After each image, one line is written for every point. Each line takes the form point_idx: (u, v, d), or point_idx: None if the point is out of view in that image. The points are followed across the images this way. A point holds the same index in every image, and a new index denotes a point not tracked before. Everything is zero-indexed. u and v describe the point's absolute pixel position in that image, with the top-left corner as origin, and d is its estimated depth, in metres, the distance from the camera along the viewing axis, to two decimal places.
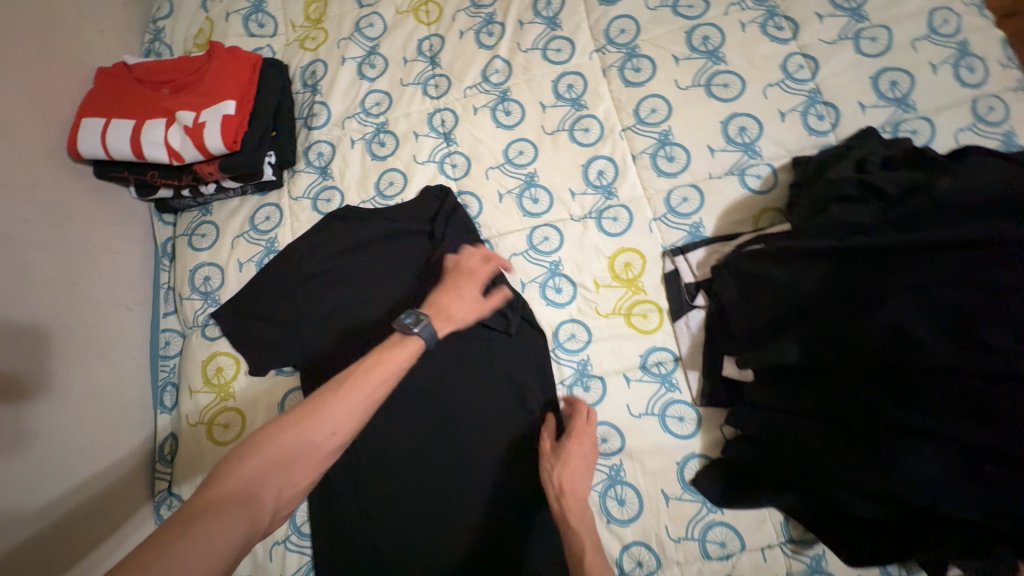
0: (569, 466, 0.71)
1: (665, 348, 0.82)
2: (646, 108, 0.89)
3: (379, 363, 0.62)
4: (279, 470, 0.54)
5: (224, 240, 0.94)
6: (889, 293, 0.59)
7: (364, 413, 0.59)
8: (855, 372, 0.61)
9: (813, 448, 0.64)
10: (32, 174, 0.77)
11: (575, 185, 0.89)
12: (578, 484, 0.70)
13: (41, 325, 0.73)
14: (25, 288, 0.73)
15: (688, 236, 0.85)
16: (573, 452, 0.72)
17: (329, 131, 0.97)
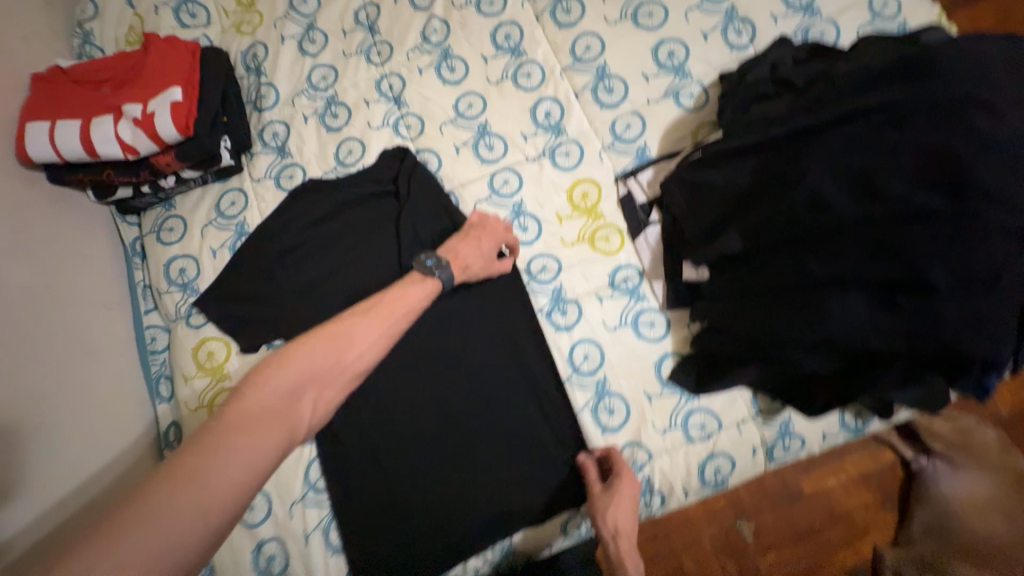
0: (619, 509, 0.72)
1: (629, 265, 0.89)
2: (581, 47, 0.94)
3: (400, 297, 0.70)
4: (312, 385, 0.58)
5: (192, 231, 0.95)
6: (805, 167, 0.67)
7: (390, 340, 0.66)
8: (787, 243, 0.69)
9: (764, 318, 0.72)
10: None
11: (526, 129, 0.94)
12: (630, 521, 0.72)
13: (25, 325, 0.75)
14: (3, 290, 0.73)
15: (635, 160, 0.92)
16: (620, 495, 0.73)
17: (280, 110, 0.98)
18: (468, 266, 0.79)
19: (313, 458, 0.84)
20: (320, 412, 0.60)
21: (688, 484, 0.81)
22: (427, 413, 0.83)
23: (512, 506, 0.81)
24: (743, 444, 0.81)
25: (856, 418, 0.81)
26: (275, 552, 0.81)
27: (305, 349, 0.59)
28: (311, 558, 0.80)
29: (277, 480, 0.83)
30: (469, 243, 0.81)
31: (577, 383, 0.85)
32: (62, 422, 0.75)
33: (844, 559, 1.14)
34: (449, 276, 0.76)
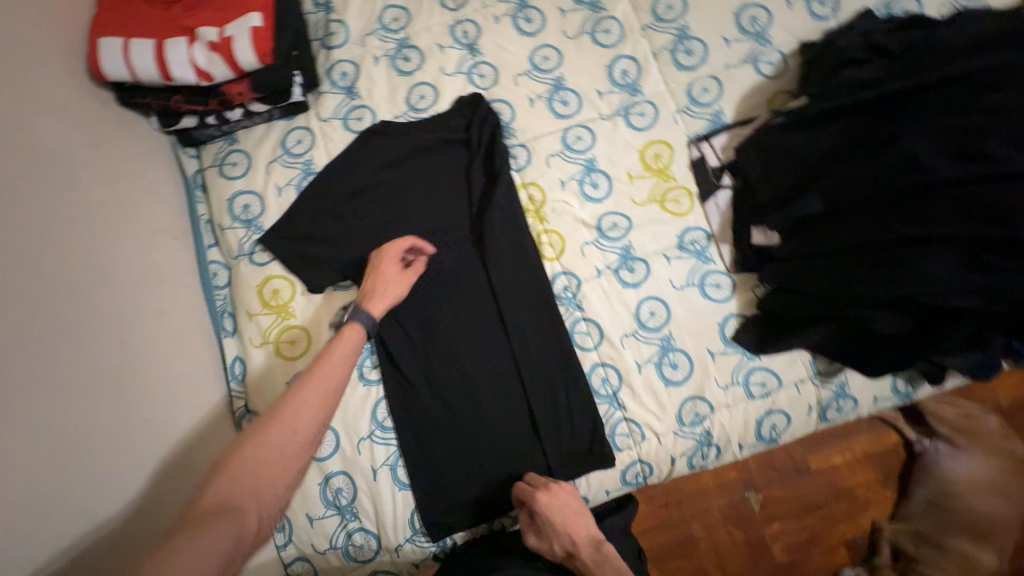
0: (565, 527, 0.71)
1: (698, 228, 0.91)
2: (663, 6, 0.94)
3: (322, 364, 0.67)
4: (253, 478, 0.56)
5: (257, 166, 0.93)
6: (905, 128, 0.69)
7: (323, 407, 0.64)
8: (871, 204, 0.72)
9: (841, 276, 0.74)
10: (56, 94, 0.74)
11: (602, 85, 0.94)
12: (571, 522, 0.72)
13: (96, 246, 0.73)
14: (70, 208, 0.71)
15: (710, 123, 0.92)
16: (554, 513, 0.72)
17: (350, 50, 0.96)
18: (377, 292, 0.79)
19: (380, 398, 0.86)
20: (272, 502, 0.57)
21: (745, 438, 0.85)
22: (496, 360, 0.86)
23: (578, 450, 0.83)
24: (800, 403, 0.85)
25: (907, 384, 0.86)
26: (343, 485, 0.83)
27: (238, 454, 0.57)
28: (378, 493, 0.82)
29: (344, 417, 0.85)
30: (382, 283, 0.80)
31: (643, 338, 0.87)
32: (139, 344, 0.74)
33: (844, 531, 1.20)
34: (365, 314, 0.75)
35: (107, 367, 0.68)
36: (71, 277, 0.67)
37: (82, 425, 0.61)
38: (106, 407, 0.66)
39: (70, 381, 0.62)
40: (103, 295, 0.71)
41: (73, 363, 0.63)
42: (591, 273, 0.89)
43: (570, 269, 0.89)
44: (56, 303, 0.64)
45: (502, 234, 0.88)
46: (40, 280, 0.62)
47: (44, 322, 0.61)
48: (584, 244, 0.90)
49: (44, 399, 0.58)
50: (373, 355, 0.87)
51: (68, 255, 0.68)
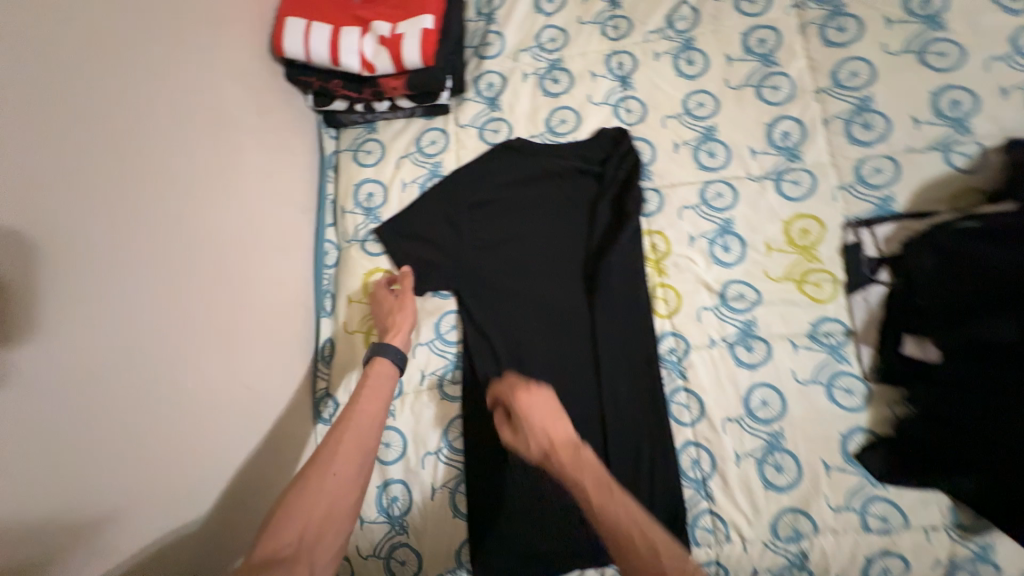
0: (534, 438, 0.64)
1: (837, 320, 0.80)
2: (845, 72, 0.85)
3: (358, 412, 0.66)
4: (307, 534, 0.56)
5: (388, 158, 0.95)
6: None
7: (364, 453, 0.63)
8: None
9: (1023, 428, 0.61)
10: (231, 63, 0.80)
11: (756, 143, 0.87)
12: (553, 427, 0.63)
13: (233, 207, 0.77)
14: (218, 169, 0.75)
15: (875, 208, 0.82)
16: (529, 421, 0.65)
17: (501, 62, 0.96)
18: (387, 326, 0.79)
19: (454, 416, 0.83)
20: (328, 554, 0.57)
21: None
22: (582, 409, 0.80)
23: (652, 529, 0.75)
24: (928, 553, 0.71)
25: None
26: (399, 495, 0.81)
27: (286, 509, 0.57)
28: (432, 512, 0.79)
29: (416, 426, 0.83)
30: (386, 316, 0.80)
31: (748, 428, 0.77)
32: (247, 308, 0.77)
33: None
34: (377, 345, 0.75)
35: (217, 327, 0.71)
36: (207, 238, 0.71)
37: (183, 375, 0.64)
38: (211, 367, 0.69)
39: (186, 336, 0.65)
40: (231, 259, 0.75)
41: (188, 317, 0.66)
42: (702, 341, 0.82)
43: (680, 332, 0.82)
44: (187, 257, 0.67)
45: (616, 279, 0.82)
46: (179, 237, 0.67)
47: (175, 277, 0.65)
48: (702, 308, 0.83)
49: (160, 350, 0.62)
50: (456, 370, 0.85)
51: (210, 217, 0.72)
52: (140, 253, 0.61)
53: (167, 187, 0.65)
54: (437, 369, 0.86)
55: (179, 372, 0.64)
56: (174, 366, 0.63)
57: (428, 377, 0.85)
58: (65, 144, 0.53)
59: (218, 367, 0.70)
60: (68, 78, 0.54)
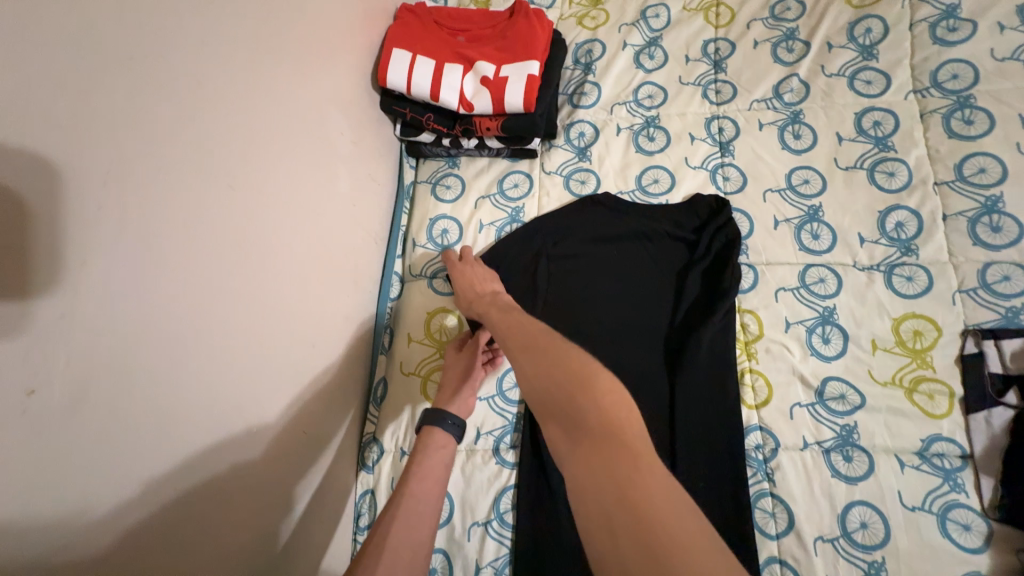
0: (462, 280, 0.75)
1: (952, 440, 0.71)
2: (971, 167, 0.79)
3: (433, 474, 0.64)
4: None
5: (468, 196, 0.92)
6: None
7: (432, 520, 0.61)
8: None
9: None
10: (330, 87, 0.78)
11: (866, 231, 0.80)
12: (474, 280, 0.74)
13: (311, 232, 0.74)
14: (303, 192, 0.72)
15: (1001, 320, 0.74)
16: (462, 270, 0.76)
17: (595, 113, 0.93)
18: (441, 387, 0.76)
19: (508, 486, 0.76)
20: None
21: None
22: None
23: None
24: None
25: None
26: (439, 567, 0.73)
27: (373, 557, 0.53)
28: None
29: (465, 489, 0.77)
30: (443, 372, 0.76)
31: (844, 552, 0.68)
32: (307, 340, 0.72)
33: None
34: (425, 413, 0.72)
35: (278, 363, 0.66)
36: (282, 264, 0.67)
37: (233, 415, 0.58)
38: (268, 408, 0.64)
39: (245, 375, 0.60)
40: (303, 289, 0.71)
41: (250, 350, 0.61)
42: (794, 441, 0.73)
43: (768, 427, 0.74)
44: (260, 283, 0.63)
45: (703, 361, 0.75)
46: (256, 267, 0.63)
47: (245, 309, 0.61)
48: (795, 404, 0.75)
49: (222, 389, 0.57)
50: (516, 432, 0.79)
51: (288, 242, 0.69)
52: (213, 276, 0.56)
53: (250, 210, 0.62)
54: (494, 429, 0.79)
55: (236, 414, 0.59)
56: (233, 407, 0.58)
57: (483, 438, 0.79)
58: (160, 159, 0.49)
59: (271, 404, 0.64)
60: (173, 91, 0.51)
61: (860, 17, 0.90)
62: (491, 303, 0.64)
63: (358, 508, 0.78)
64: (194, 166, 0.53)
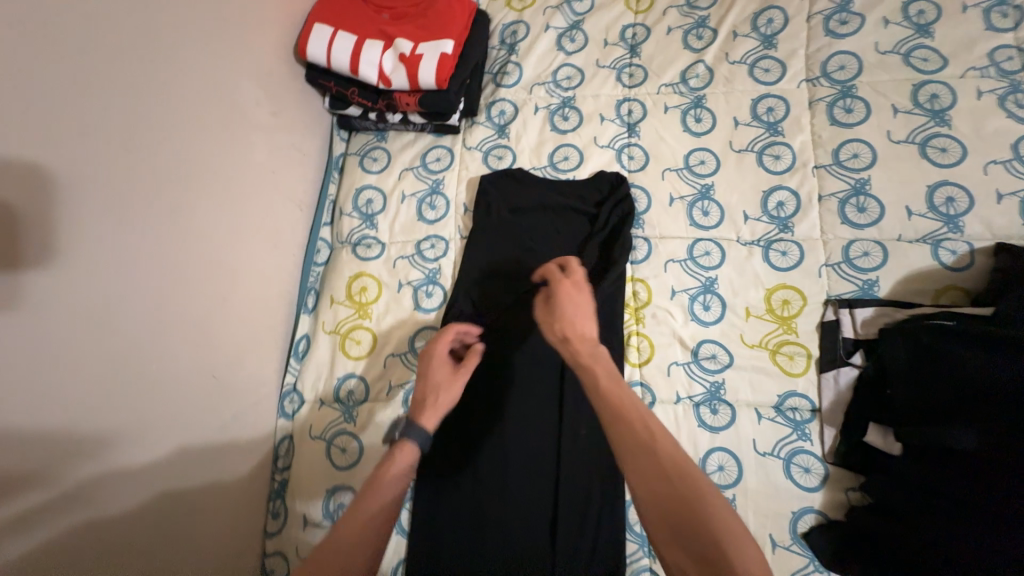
0: (564, 312, 0.65)
1: (804, 396, 0.80)
2: (847, 152, 0.86)
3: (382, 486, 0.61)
4: None
5: (392, 168, 0.97)
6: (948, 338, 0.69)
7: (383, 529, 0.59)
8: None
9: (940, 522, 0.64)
10: (246, 58, 0.83)
11: (751, 209, 0.88)
12: (582, 320, 0.65)
13: (227, 195, 0.79)
14: (217, 157, 0.77)
15: (857, 291, 0.82)
16: (565, 301, 0.67)
17: (516, 92, 0.98)
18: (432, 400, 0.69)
19: None
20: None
21: None
22: (542, 447, 0.79)
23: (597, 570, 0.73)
24: None
25: None
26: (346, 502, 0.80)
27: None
28: None
29: (374, 434, 0.82)
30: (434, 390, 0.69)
31: None
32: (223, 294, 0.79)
33: None
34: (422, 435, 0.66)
35: (193, 313, 0.73)
36: (195, 223, 0.74)
37: (138, 353, 0.65)
38: (181, 351, 0.71)
39: (155, 320, 0.67)
40: (218, 249, 0.78)
41: (155, 295, 0.67)
42: (669, 396, 0.82)
43: (648, 383, 0.83)
44: (166, 237, 0.69)
45: None
46: (167, 223, 0.69)
47: (149, 260, 0.67)
48: (673, 362, 0.83)
49: (129, 330, 0.64)
50: None
51: (199, 203, 0.74)
52: (106, 226, 0.61)
53: (152, 171, 0.67)
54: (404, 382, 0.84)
55: (143, 354, 0.66)
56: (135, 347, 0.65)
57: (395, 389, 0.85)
58: (47, 115, 0.55)
59: (181, 349, 0.71)
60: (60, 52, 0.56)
61: (764, 8, 0.95)
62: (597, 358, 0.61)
63: (278, 450, 0.87)
64: (94, 129, 0.60)
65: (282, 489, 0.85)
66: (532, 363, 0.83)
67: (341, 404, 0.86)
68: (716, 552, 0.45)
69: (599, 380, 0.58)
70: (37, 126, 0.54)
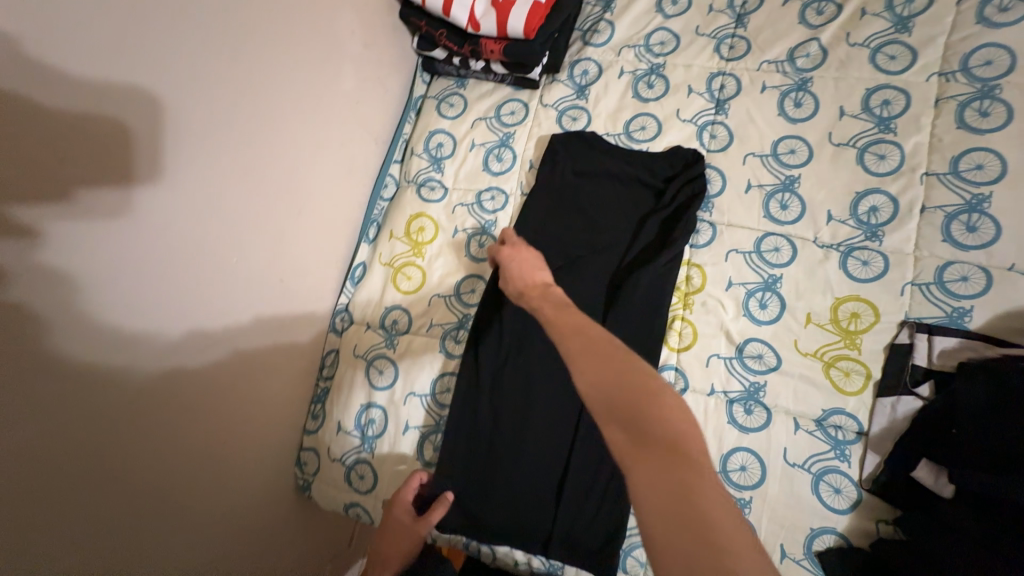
0: (512, 274, 0.72)
1: (852, 416, 0.75)
2: (970, 161, 0.75)
3: None
4: None
5: (467, 116, 0.98)
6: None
7: None
8: None
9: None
10: None
11: (837, 210, 0.80)
12: (527, 268, 0.72)
13: (314, 119, 0.85)
14: (309, 80, 0.82)
15: (944, 318, 0.74)
16: (506, 263, 0.74)
17: (603, 52, 0.95)
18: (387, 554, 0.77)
19: (444, 371, 0.87)
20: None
21: None
22: (564, 410, 0.80)
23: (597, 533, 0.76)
24: None
25: None
26: (376, 419, 0.87)
27: None
28: (398, 446, 0.86)
29: (410, 364, 0.88)
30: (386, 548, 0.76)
31: None
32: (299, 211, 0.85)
33: None
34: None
35: (271, 221, 0.80)
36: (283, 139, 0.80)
37: (223, 247, 0.73)
38: (257, 253, 0.79)
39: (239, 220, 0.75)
40: (299, 167, 0.84)
41: (243, 199, 0.75)
42: (702, 386, 0.80)
43: (683, 369, 0.81)
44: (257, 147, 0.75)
45: (634, 300, 0.82)
46: (261, 135, 0.76)
47: (242, 165, 0.74)
48: (713, 354, 0.80)
49: (217, 224, 0.71)
50: (462, 330, 0.88)
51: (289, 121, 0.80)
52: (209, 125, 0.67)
53: (253, 84, 0.73)
54: (444, 323, 0.89)
55: (227, 247, 0.73)
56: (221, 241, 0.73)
57: (434, 327, 0.90)
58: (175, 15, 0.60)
59: (257, 252, 0.79)
60: None
61: None
62: (545, 297, 0.64)
63: (324, 360, 0.95)
64: (210, 32, 0.65)
65: (324, 395, 0.94)
66: None
67: (385, 331, 0.92)
68: (643, 418, 0.43)
69: (546, 314, 0.60)
70: (166, 23, 0.60)
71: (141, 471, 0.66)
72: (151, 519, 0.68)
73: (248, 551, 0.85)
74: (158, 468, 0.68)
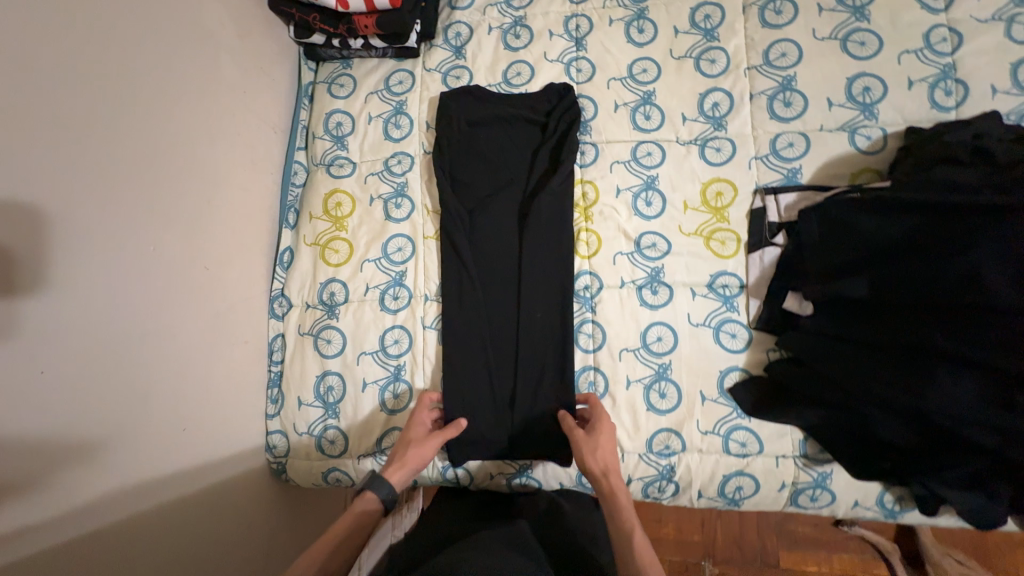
0: (594, 448, 0.78)
1: (734, 274, 0.90)
2: (776, 51, 0.92)
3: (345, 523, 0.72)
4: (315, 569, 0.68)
5: (359, 92, 1.04)
6: (975, 240, 0.63)
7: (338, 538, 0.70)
8: (899, 308, 0.70)
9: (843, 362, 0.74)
10: None
11: (688, 111, 0.95)
12: (612, 460, 0.78)
13: (209, 113, 0.87)
14: (194, 74, 0.84)
15: (783, 179, 0.90)
16: (598, 436, 0.80)
17: (470, 14, 1.04)
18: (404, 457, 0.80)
19: (389, 326, 0.93)
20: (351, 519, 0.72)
21: (706, 489, 0.86)
22: (501, 329, 0.91)
23: (549, 419, 0.88)
24: (774, 476, 0.84)
25: (895, 502, 0.82)
26: (335, 385, 0.93)
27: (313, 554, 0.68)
28: (360, 403, 0.92)
29: (356, 328, 0.94)
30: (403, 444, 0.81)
31: (642, 359, 0.89)
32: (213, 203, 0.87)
33: None
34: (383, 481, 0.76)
35: (183, 210, 0.81)
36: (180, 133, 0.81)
37: (139, 243, 0.73)
38: (178, 247, 0.80)
39: (150, 211, 0.75)
40: (202, 160, 0.85)
41: (153, 194, 0.76)
42: (614, 281, 0.92)
43: (596, 272, 0.92)
44: (154, 143, 0.77)
45: (541, 222, 0.92)
46: (157, 131, 0.77)
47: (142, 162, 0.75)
48: (618, 252, 0.93)
49: (126, 214, 0.71)
50: (397, 286, 0.95)
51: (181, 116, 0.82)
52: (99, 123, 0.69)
53: (137, 81, 0.74)
54: (380, 284, 0.95)
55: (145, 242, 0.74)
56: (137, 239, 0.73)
57: (371, 290, 0.95)
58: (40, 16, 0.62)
59: (180, 246, 0.80)
60: None
61: None
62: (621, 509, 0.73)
63: (272, 346, 0.99)
64: (76, 23, 0.66)
65: (278, 378, 0.97)
66: (492, 260, 0.93)
67: (324, 304, 0.96)
68: None
69: (624, 519, 0.72)
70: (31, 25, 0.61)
71: (98, 463, 0.66)
72: (119, 509, 0.68)
73: (232, 536, 0.86)
74: (115, 459, 0.68)
